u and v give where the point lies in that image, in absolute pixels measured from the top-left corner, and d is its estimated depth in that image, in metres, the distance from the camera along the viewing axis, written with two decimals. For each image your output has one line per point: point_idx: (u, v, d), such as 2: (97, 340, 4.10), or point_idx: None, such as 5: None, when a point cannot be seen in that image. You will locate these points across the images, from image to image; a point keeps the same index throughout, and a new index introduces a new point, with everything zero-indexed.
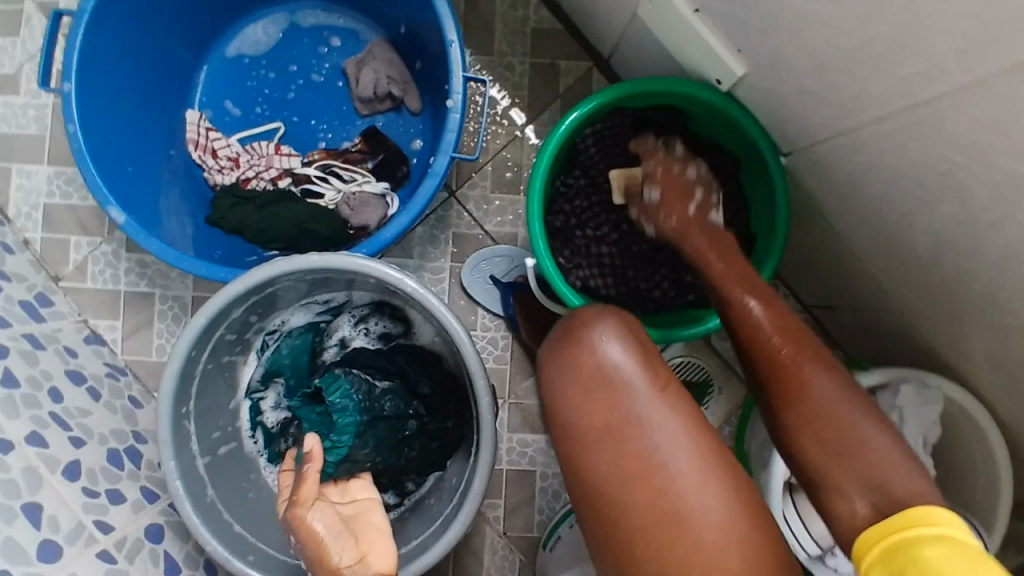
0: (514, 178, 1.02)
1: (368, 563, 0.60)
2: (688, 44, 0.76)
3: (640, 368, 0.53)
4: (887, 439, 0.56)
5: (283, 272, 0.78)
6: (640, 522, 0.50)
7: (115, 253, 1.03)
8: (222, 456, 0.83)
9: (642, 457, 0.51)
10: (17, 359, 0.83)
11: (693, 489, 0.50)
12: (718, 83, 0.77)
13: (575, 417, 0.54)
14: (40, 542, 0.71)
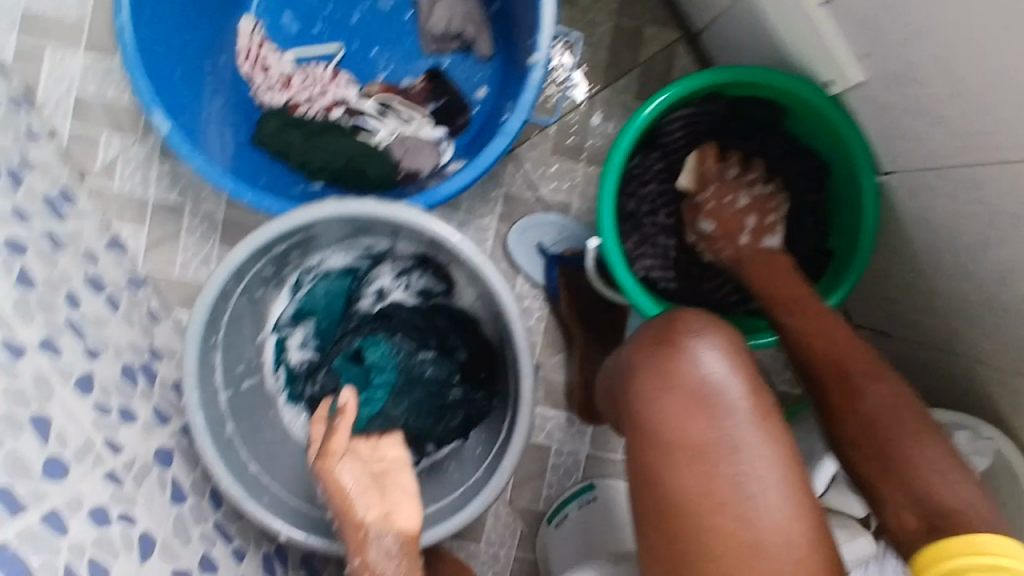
0: (577, 145, 0.97)
1: (393, 519, 0.61)
2: (804, 36, 0.71)
3: (742, 392, 0.51)
4: (944, 454, 0.55)
5: (332, 215, 0.74)
6: (716, 550, 0.48)
7: (147, 158, 0.97)
8: (243, 392, 0.80)
9: (731, 484, 0.49)
10: (37, 259, 0.79)
11: (780, 528, 0.48)
12: (830, 84, 0.73)
13: (664, 427, 0.51)
14: (46, 459, 0.66)
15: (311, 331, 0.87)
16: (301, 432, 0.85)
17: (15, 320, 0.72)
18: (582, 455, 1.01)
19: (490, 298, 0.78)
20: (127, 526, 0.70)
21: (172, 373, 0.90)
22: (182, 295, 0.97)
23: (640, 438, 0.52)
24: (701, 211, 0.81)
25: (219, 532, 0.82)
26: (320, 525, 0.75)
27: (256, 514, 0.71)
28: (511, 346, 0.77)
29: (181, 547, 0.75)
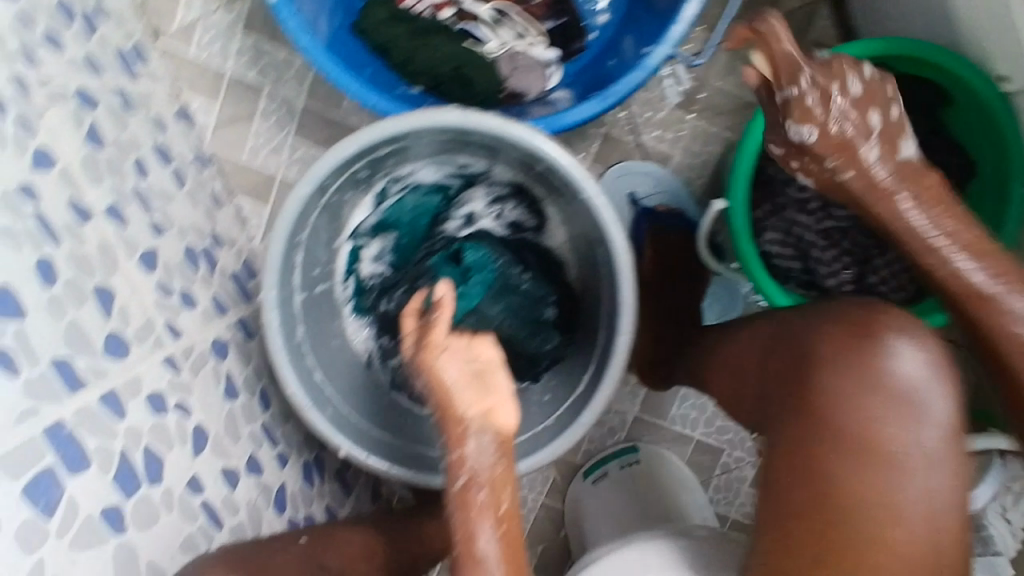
0: (691, 94, 0.91)
1: (496, 417, 0.56)
2: (998, 22, 0.66)
3: (942, 405, 0.55)
4: None
5: (451, 124, 0.66)
6: (876, 539, 0.54)
7: (230, 27, 0.89)
8: (317, 296, 0.75)
9: (910, 486, 0.54)
10: (105, 117, 0.72)
11: (940, 534, 0.54)
12: (1006, 79, 0.70)
13: (855, 419, 0.56)
14: (106, 334, 0.61)
15: (388, 245, 0.82)
16: (365, 348, 0.81)
17: (82, 179, 0.66)
18: (630, 416, 1.00)
19: (595, 242, 0.73)
20: (183, 417, 0.66)
21: (231, 263, 0.85)
22: (247, 182, 0.91)
23: (828, 431, 0.56)
24: (795, 108, 0.64)
25: (267, 433, 0.79)
26: (382, 447, 0.72)
27: (320, 430, 0.68)
28: (608, 297, 0.72)
29: (231, 446, 0.72)
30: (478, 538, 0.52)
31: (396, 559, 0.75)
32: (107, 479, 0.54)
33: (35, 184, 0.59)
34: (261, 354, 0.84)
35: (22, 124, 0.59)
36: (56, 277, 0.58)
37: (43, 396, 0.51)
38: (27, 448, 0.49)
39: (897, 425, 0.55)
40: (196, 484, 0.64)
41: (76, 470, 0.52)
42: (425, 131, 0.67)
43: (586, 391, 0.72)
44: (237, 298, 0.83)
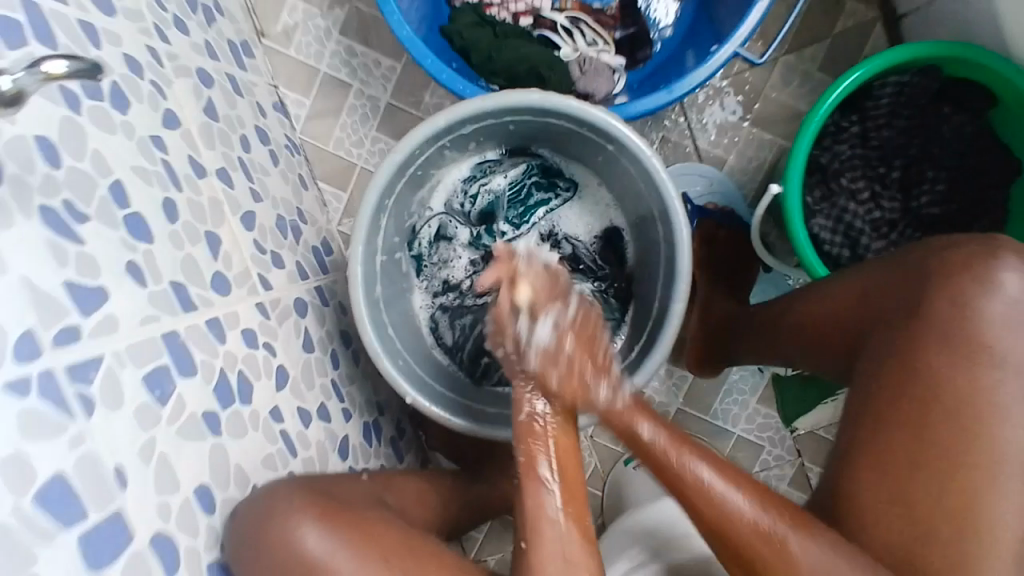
0: (745, 105, 0.95)
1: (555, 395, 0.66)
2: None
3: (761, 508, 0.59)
4: (817, 554, 0.56)
5: (533, 105, 0.71)
6: (765, 552, 0.58)
7: (328, 30, 0.97)
8: (395, 259, 0.81)
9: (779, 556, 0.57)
10: (219, 94, 0.81)
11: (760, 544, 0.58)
12: None
13: (739, 522, 0.58)
14: (212, 272, 0.68)
15: (434, 229, 0.85)
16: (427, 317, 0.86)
17: (199, 142, 0.74)
18: (674, 407, 1.04)
19: (655, 218, 0.78)
20: (269, 355, 0.73)
21: (313, 239, 0.92)
22: (330, 170, 0.99)
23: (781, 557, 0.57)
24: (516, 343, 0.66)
25: (335, 389, 0.86)
26: (443, 397, 0.78)
27: (390, 376, 0.74)
28: (663, 271, 0.77)
29: (306, 391, 0.79)
30: (541, 467, 0.63)
31: (439, 509, 0.77)
32: (208, 388, 0.62)
33: (163, 137, 0.68)
34: (333, 321, 0.91)
35: (155, 87, 0.68)
36: (177, 217, 0.66)
37: (161, 307, 0.59)
38: (149, 344, 0.56)
39: (765, 513, 0.58)
40: (277, 414, 0.71)
41: (186, 372, 0.60)
42: (485, 109, 0.71)
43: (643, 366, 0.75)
44: (317, 269, 0.91)
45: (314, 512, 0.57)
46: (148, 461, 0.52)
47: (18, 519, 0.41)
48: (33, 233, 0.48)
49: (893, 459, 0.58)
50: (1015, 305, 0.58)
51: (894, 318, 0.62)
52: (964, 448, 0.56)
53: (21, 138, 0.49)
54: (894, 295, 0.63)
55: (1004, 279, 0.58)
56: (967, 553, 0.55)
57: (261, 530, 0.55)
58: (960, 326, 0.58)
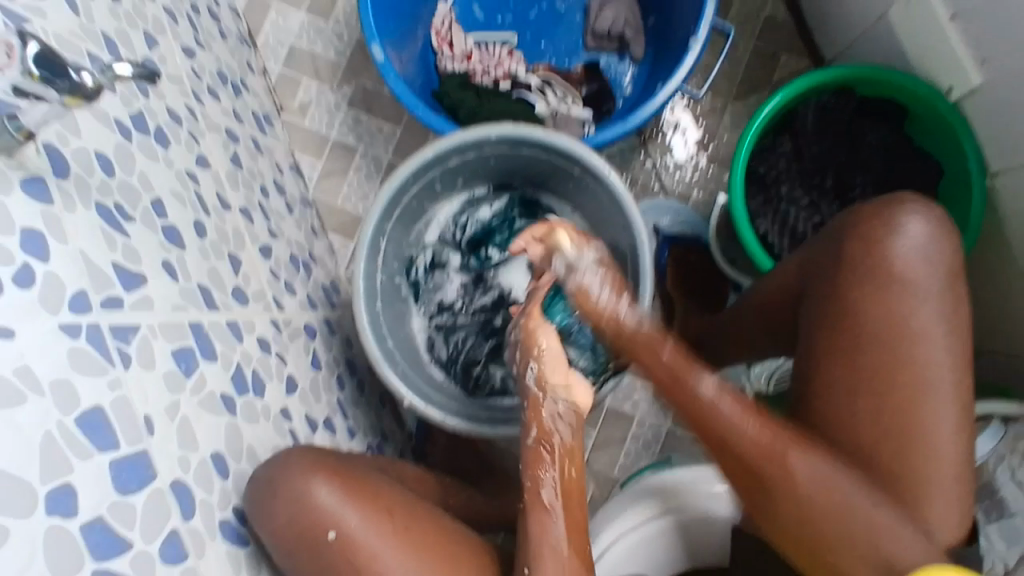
0: (703, 144, 1.08)
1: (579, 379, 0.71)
2: (926, 48, 0.87)
3: (766, 427, 0.64)
4: (819, 468, 0.62)
5: (508, 135, 0.84)
6: (768, 467, 0.63)
7: (337, 103, 1.13)
8: (394, 283, 0.91)
9: (784, 474, 0.63)
10: (244, 149, 0.95)
11: (768, 460, 0.63)
12: (949, 90, 0.87)
13: (743, 445, 0.64)
14: (234, 285, 0.77)
15: (429, 258, 0.96)
16: (425, 335, 0.95)
17: (227, 182, 0.87)
18: (665, 428, 1.07)
19: (619, 233, 0.87)
20: (281, 363, 0.79)
21: (322, 278, 1.03)
22: (339, 222, 1.12)
23: (783, 472, 0.63)
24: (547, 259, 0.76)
25: (341, 407, 0.90)
26: (438, 403, 0.84)
27: (388, 380, 0.80)
28: (630, 278, 0.86)
29: (313, 402, 0.84)
30: (544, 490, 0.66)
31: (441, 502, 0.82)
32: (226, 375, 0.67)
33: (196, 173, 0.80)
34: (340, 349, 0.97)
35: (191, 135, 0.82)
36: (205, 235, 0.76)
37: (189, 300, 0.67)
38: (178, 327, 0.63)
39: (769, 433, 0.64)
40: (287, 414, 0.76)
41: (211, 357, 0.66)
42: (466, 141, 0.84)
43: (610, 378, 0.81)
44: (326, 303, 1.00)
45: (323, 471, 0.64)
46: (173, 420, 0.58)
47: (61, 431, 0.48)
48: (89, 219, 0.58)
49: (851, 391, 0.66)
50: (922, 250, 0.67)
51: (826, 276, 0.70)
52: (899, 380, 0.65)
53: (85, 148, 0.61)
54: (822, 260, 0.72)
55: (907, 226, 0.67)
56: (916, 468, 0.64)
57: (272, 483, 0.61)
58: (878, 271, 0.67)
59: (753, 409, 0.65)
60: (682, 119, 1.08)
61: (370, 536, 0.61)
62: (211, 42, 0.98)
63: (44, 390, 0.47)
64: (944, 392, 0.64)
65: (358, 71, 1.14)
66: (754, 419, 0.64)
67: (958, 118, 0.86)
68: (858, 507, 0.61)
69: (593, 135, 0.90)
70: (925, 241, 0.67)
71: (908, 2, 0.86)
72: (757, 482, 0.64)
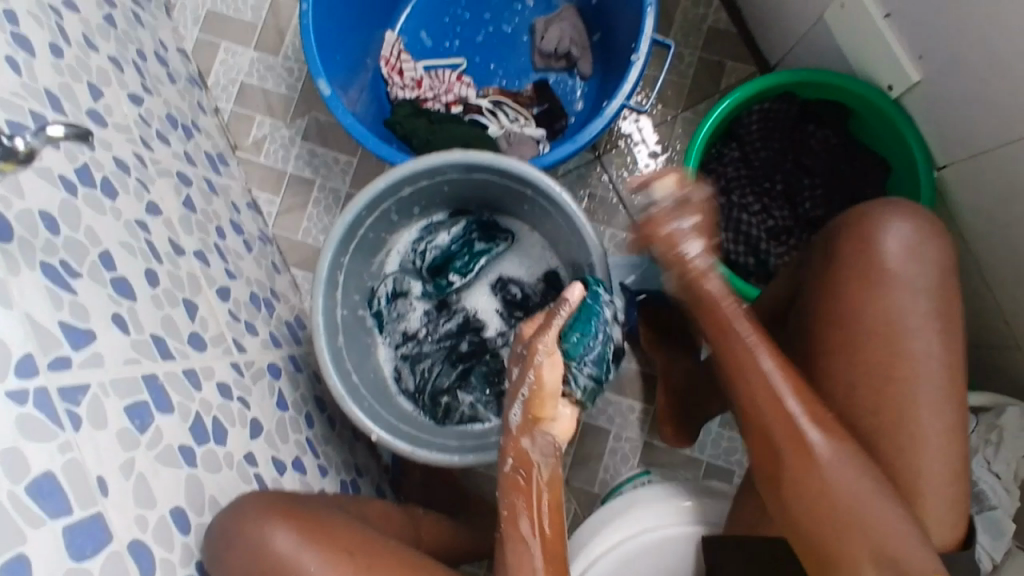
0: (656, 156, 1.09)
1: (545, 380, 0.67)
2: (864, 49, 0.89)
3: (801, 396, 0.65)
4: (829, 447, 0.63)
5: (457, 162, 0.84)
6: (789, 444, 0.64)
7: (291, 138, 1.13)
8: (357, 316, 0.90)
9: (802, 445, 0.64)
10: (197, 191, 0.94)
11: (791, 437, 0.64)
12: (890, 89, 0.89)
13: (772, 418, 0.65)
14: (190, 331, 0.76)
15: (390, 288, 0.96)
16: (392, 367, 0.94)
17: (181, 227, 0.86)
18: (641, 441, 1.07)
19: (578, 253, 0.88)
20: (243, 407, 0.78)
21: (285, 314, 1.02)
22: (301, 257, 1.11)
23: (800, 449, 0.64)
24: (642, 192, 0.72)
25: (310, 446, 0.89)
26: (407, 435, 0.84)
27: (353, 416, 0.80)
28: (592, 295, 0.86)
29: (281, 443, 0.83)
30: (522, 521, 0.65)
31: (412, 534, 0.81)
32: (185, 426, 0.66)
33: (147, 221, 0.79)
34: (307, 386, 0.97)
35: (140, 183, 0.82)
36: (158, 284, 0.75)
37: (141, 352, 0.66)
38: (131, 382, 0.63)
39: (800, 406, 0.65)
40: (252, 459, 0.75)
41: (167, 409, 0.65)
42: (417, 171, 0.84)
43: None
44: (290, 340, 0.99)
45: (278, 514, 0.63)
46: (129, 477, 0.57)
47: (13, 502, 0.47)
48: (34, 281, 0.57)
49: (852, 391, 0.68)
50: (910, 244, 0.68)
51: (826, 258, 0.73)
52: (898, 365, 0.67)
53: (29, 210, 0.60)
54: (832, 237, 0.73)
55: (895, 224, 0.69)
56: (898, 457, 0.67)
57: (229, 537, 0.61)
58: (870, 268, 0.69)
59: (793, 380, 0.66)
60: (635, 131, 1.10)
61: None
62: (159, 87, 0.98)
63: None
64: (930, 389, 0.66)
65: (310, 104, 1.13)
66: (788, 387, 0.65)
67: (900, 114, 0.87)
68: (863, 497, 0.62)
69: (544, 154, 0.91)
70: (911, 242, 0.68)
71: (842, 5, 0.88)
72: (775, 462, 0.65)
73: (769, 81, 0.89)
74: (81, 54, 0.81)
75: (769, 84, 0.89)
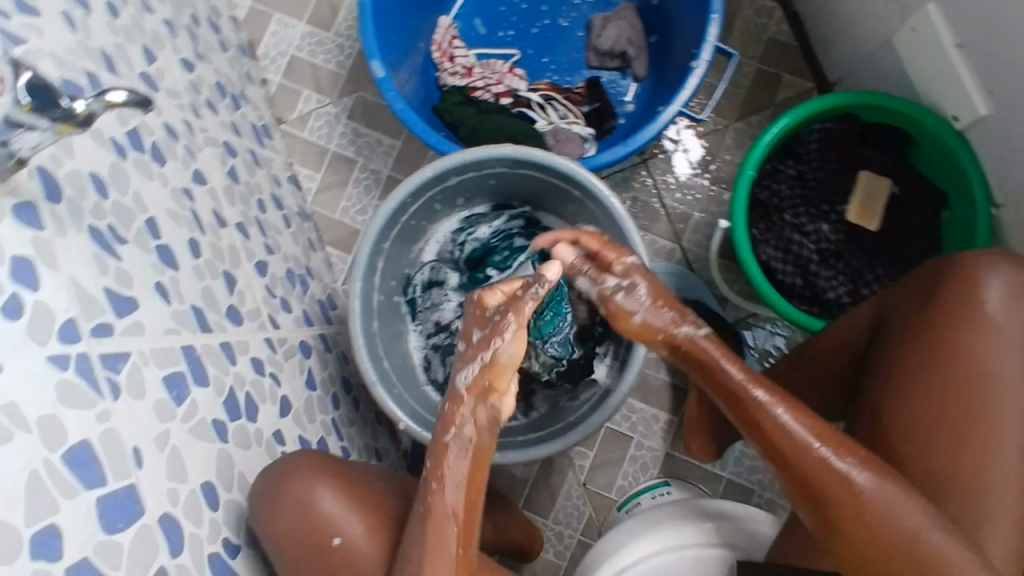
0: (702, 165, 1.07)
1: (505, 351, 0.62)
2: (931, 76, 0.86)
3: (841, 442, 0.62)
4: (873, 488, 0.61)
5: (507, 157, 0.83)
6: (838, 487, 0.61)
7: (336, 116, 1.12)
8: (391, 302, 0.90)
9: (850, 488, 0.61)
10: (242, 163, 0.94)
11: (838, 479, 0.61)
12: (955, 120, 0.87)
13: (813, 465, 0.62)
14: (228, 304, 0.76)
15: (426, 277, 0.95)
16: (421, 356, 0.93)
17: (225, 198, 0.86)
18: (662, 451, 1.06)
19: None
20: (274, 384, 0.78)
21: (318, 292, 1.01)
22: (337, 235, 1.11)
23: (853, 491, 0.61)
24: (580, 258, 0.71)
25: (335, 426, 0.89)
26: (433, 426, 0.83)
27: (382, 402, 0.79)
28: None
29: (308, 423, 0.83)
30: (444, 501, 0.61)
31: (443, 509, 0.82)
32: (219, 400, 0.66)
33: (192, 189, 0.79)
34: (335, 366, 0.97)
35: (188, 150, 0.81)
36: (200, 254, 0.75)
37: (182, 323, 0.65)
38: (169, 352, 0.62)
39: (843, 449, 0.62)
40: (280, 437, 0.75)
41: (203, 382, 0.65)
42: (466, 163, 0.83)
43: (589, 416, 0.80)
44: (322, 319, 0.98)
45: (329, 478, 0.68)
46: (164, 448, 0.56)
47: (48, 471, 0.45)
48: (80, 243, 0.56)
49: (918, 430, 0.68)
50: (1013, 293, 0.69)
51: (909, 306, 0.73)
52: (974, 406, 0.67)
53: (78, 171, 0.60)
54: (915, 286, 0.74)
55: (993, 278, 0.69)
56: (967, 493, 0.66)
57: (281, 486, 0.64)
58: (964, 319, 0.69)
59: (827, 428, 0.63)
60: (683, 138, 1.08)
61: (367, 544, 0.66)
62: (211, 54, 0.97)
63: (30, 426, 0.45)
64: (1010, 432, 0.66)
65: (358, 84, 1.13)
66: (825, 429, 0.63)
67: (963, 146, 0.85)
68: (926, 536, 0.60)
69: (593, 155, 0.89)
70: (1009, 302, 0.68)
71: (912, 28, 0.85)
72: (824, 505, 0.62)
73: (835, 101, 0.87)
74: (137, 16, 0.80)
75: (832, 104, 0.87)
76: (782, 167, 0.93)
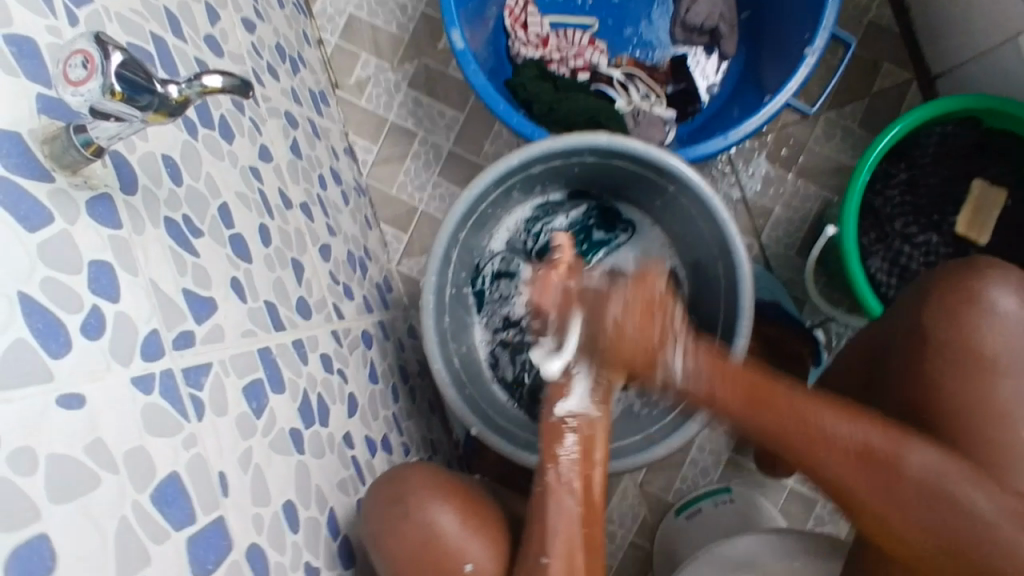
0: (788, 157, 1.00)
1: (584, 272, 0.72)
2: None
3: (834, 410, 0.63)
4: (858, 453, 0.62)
5: (599, 147, 0.76)
6: (826, 451, 0.62)
7: (396, 83, 1.05)
8: (461, 294, 0.85)
9: (835, 447, 0.62)
10: (302, 134, 0.87)
11: (827, 441, 0.62)
12: None
13: (803, 425, 0.63)
14: (297, 295, 0.70)
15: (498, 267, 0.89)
16: (491, 352, 0.88)
17: (289, 176, 0.79)
18: (724, 457, 1.02)
19: (714, 256, 0.80)
20: (342, 382, 0.73)
21: (376, 275, 0.96)
22: (393, 212, 1.04)
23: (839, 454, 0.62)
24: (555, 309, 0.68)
25: (396, 422, 0.85)
26: (505, 431, 0.79)
27: (455, 406, 0.75)
28: (724, 307, 0.79)
29: (372, 421, 0.78)
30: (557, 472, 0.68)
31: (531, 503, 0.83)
32: (294, 406, 0.61)
33: (259, 168, 0.72)
34: (393, 354, 0.92)
35: (254, 124, 0.74)
36: (270, 242, 0.69)
37: (257, 323, 0.60)
38: (247, 358, 0.57)
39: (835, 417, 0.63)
40: (349, 440, 0.71)
41: (279, 388, 0.60)
42: (555, 150, 0.76)
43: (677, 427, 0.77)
44: (381, 304, 0.93)
45: (444, 494, 0.70)
46: (247, 469, 0.52)
47: (138, 513, 0.41)
48: (159, 240, 0.50)
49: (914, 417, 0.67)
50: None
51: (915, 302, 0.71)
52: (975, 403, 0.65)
53: (152, 154, 0.53)
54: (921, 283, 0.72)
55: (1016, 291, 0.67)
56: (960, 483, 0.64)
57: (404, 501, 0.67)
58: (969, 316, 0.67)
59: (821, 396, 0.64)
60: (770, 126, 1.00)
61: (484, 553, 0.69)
62: (270, 12, 0.89)
63: (118, 465, 0.40)
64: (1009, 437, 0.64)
65: (420, 50, 1.05)
66: (815, 401, 0.63)
67: None
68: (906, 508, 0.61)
69: (693, 146, 0.82)
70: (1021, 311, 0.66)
71: None
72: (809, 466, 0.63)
73: (963, 103, 0.81)
74: None
75: (959, 105, 0.80)
76: (894, 172, 0.88)
